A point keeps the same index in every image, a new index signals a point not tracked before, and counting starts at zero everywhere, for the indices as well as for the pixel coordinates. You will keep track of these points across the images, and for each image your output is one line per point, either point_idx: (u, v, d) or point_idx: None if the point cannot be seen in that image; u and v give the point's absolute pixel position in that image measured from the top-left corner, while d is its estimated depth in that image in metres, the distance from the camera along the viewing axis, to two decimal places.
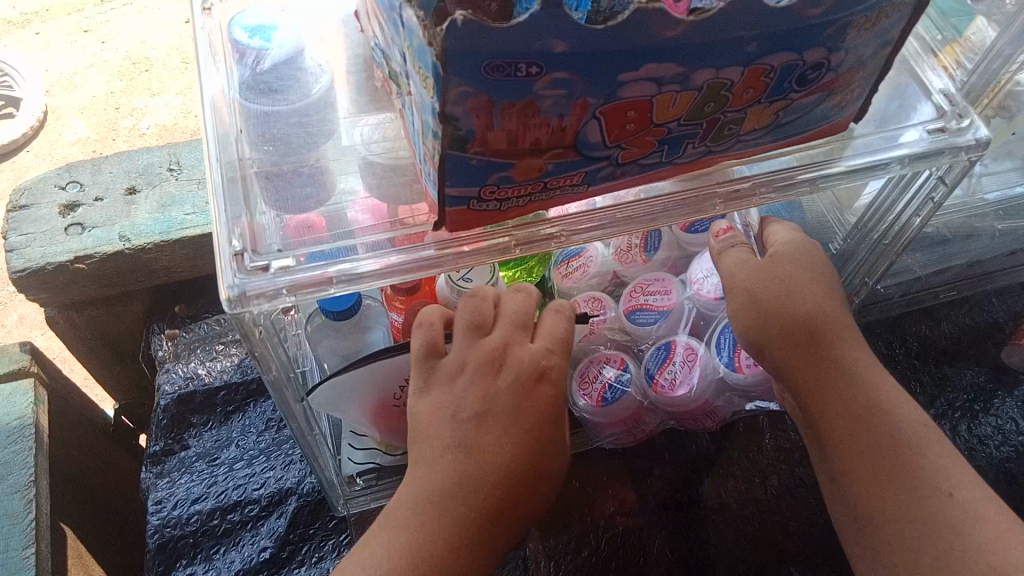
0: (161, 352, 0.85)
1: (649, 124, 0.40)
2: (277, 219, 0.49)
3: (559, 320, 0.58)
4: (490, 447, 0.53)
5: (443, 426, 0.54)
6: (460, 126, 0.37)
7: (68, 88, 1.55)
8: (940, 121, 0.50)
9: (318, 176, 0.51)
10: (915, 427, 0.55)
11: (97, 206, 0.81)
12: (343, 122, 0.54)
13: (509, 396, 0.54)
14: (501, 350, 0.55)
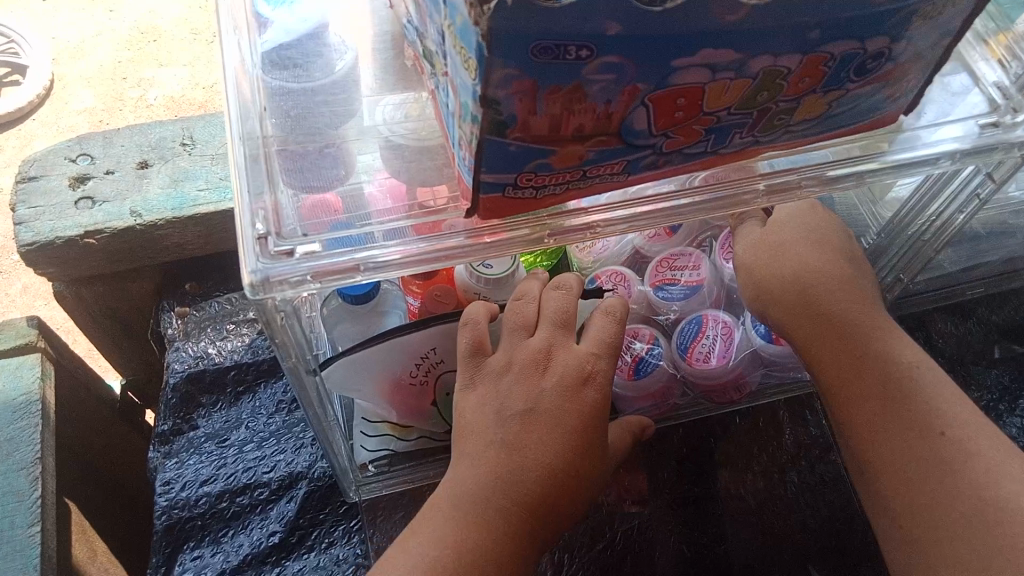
0: (170, 330, 0.83)
1: (699, 113, 0.38)
2: (294, 198, 0.46)
3: (606, 322, 0.58)
4: (533, 446, 0.54)
5: (485, 425, 0.55)
6: (501, 110, 0.35)
7: (75, 56, 1.52)
8: (993, 115, 0.48)
9: (341, 158, 0.49)
10: (908, 370, 0.56)
11: (108, 180, 0.79)
12: (366, 101, 0.52)
13: (554, 397, 0.55)
14: (545, 352, 0.56)
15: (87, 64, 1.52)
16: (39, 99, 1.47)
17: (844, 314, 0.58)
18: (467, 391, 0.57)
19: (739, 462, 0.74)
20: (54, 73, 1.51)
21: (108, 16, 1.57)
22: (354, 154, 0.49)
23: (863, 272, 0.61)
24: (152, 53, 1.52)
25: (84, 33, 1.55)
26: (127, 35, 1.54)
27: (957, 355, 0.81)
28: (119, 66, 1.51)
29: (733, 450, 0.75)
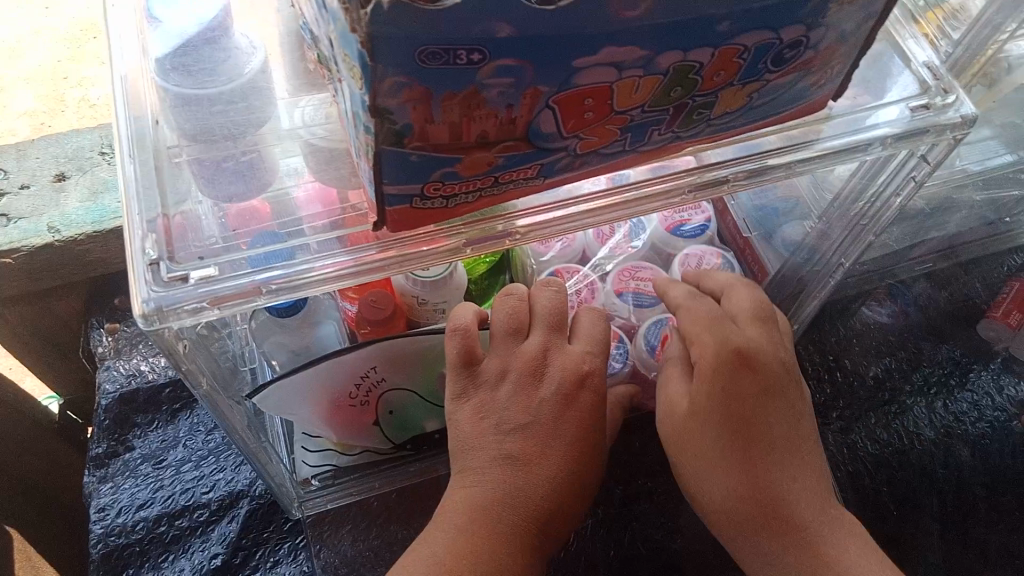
0: (100, 348, 0.80)
1: (610, 113, 0.35)
2: (214, 209, 0.45)
3: (594, 324, 0.60)
4: (536, 457, 0.56)
5: (486, 436, 0.56)
6: (396, 120, 0.32)
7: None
8: (924, 96, 0.46)
9: (252, 169, 0.45)
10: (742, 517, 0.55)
11: (23, 195, 0.75)
12: (282, 105, 0.48)
13: (554, 405, 0.57)
14: (541, 358, 0.57)
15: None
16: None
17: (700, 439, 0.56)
18: (460, 400, 0.57)
19: None
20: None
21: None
22: (275, 159, 0.46)
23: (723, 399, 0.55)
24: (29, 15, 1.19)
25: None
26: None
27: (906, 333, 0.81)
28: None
29: None
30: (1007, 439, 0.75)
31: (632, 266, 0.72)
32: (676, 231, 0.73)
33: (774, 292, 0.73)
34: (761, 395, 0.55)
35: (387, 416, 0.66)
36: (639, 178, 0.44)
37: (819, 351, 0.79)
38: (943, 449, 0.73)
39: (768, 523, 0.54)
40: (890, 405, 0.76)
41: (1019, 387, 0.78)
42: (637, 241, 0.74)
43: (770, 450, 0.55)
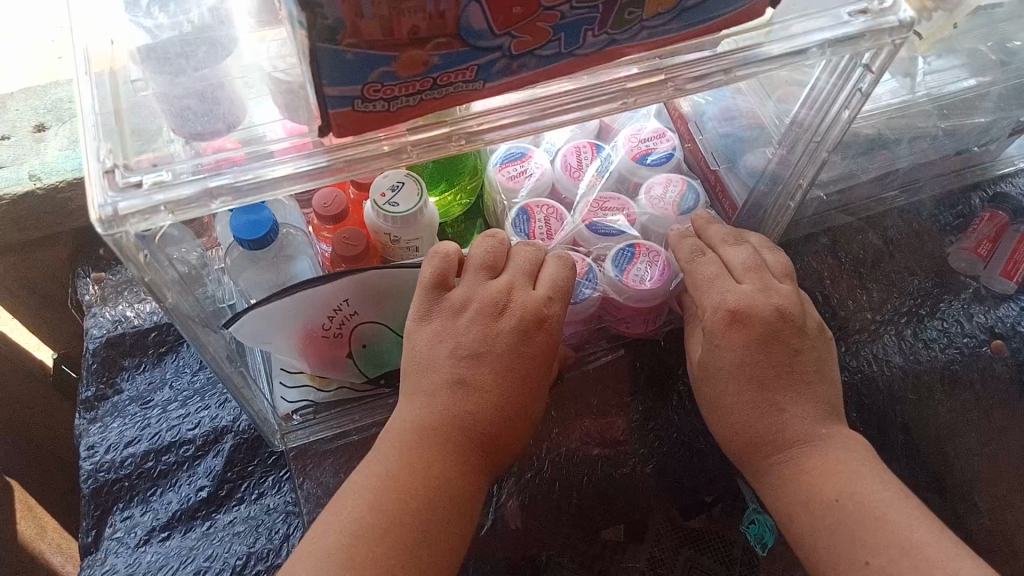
0: (86, 297, 0.82)
1: (538, 9, 0.37)
2: (188, 148, 0.45)
3: (561, 274, 0.62)
4: (486, 385, 0.57)
5: (443, 360, 0.58)
6: (327, 14, 0.34)
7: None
8: (862, 2, 0.48)
9: (222, 99, 0.46)
10: (764, 442, 0.57)
11: (3, 146, 0.77)
12: (247, 38, 0.48)
13: (509, 336, 0.58)
14: (504, 295, 0.59)
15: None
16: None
17: (720, 381, 0.59)
18: (423, 322, 0.59)
19: (664, 384, 0.75)
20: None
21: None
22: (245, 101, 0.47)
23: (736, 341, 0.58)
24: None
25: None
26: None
27: (877, 263, 0.82)
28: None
29: (658, 373, 0.75)
30: (976, 364, 0.76)
31: (599, 198, 0.75)
32: (642, 160, 0.76)
33: (743, 221, 0.76)
34: (772, 338, 0.57)
35: (360, 350, 0.68)
36: (587, 85, 0.46)
37: None
38: (912, 376, 0.75)
39: (775, 450, 0.56)
40: (859, 334, 0.77)
41: (988, 315, 0.79)
42: (606, 172, 0.77)
43: (771, 392, 0.57)
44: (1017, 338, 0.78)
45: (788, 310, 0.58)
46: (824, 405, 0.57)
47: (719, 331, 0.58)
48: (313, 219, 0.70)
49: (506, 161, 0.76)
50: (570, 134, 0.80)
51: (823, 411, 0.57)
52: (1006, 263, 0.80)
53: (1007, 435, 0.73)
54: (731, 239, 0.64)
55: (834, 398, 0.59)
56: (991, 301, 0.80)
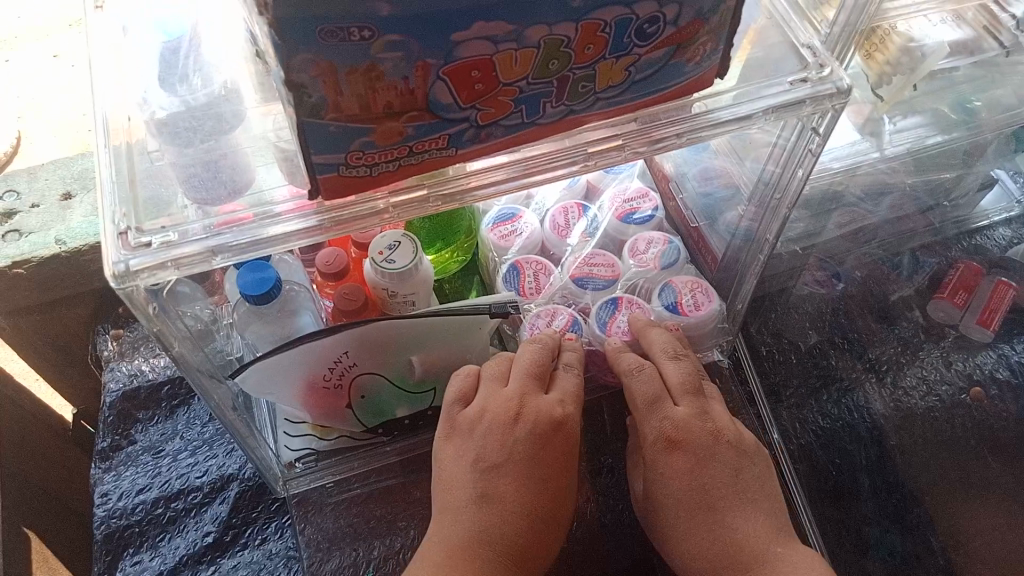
0: (106, 352, 0.87)
1: (497, 85, 0.42)
2: (198, 212, 0.50)
3: (570, 376, 0.67)
4: (509, 494, 0.61)
5: (466, 475, 0.62)
6: (311, 93, 0.39)
7: (37, 111, 1.30)
8: (803, 72, 0.53)
9: (233, 167, 0.51)
10: (724, 561, 0.59)
11: (33, 213, 0.84)
12: (253, 113, 0.53)
13: (528, 442, 0.62)
14: (518, 401, 0.63)
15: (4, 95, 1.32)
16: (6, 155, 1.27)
17: (672, 514, 0.62)
18: (446, 440, 0.64)
19: None
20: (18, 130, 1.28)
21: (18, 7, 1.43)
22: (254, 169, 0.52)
23: (679, 468, 0.62)
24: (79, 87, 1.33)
25: (14, 28, 1.40)
26: (46, 31, 1.39)
27: (858, 312, 0.85)
28: (40, 103, 1.31)
29: None
30: (956, 410, 0.78)
31: (587, 254, 0.79)
32: (628, 219, 0.81)
33: (722, 273, 0.80)
34: (705, 455, 0.62)
35: (359, 401, 0.71)
36: (564, 147, 0.51)
37: (771, 334, 0.82)
38: (893, 422, 0.77)
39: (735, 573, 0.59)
40: (841, 382, 0.79)
41: (967, 362, 0.82)
42: (594, 233, 0.82)
43: (722, 510, 0.60)
44: (995, 385, 0.81)
45: (724, 431, 0.64)
46: (775, 520, 0.61)
47: (664, 458, 0.63)
48: (317, 276, 0.75)
49: (498, 221, 0.81)
50: (560, 194, 0.85)
51: (774, 528, 0.61)
52: (981, 312, 0.84)
53: (986, 480, 0.75)
54: (673, 352, 0.67)
55: (782, 513, 0.62)
56: (970, 350, 0.83)
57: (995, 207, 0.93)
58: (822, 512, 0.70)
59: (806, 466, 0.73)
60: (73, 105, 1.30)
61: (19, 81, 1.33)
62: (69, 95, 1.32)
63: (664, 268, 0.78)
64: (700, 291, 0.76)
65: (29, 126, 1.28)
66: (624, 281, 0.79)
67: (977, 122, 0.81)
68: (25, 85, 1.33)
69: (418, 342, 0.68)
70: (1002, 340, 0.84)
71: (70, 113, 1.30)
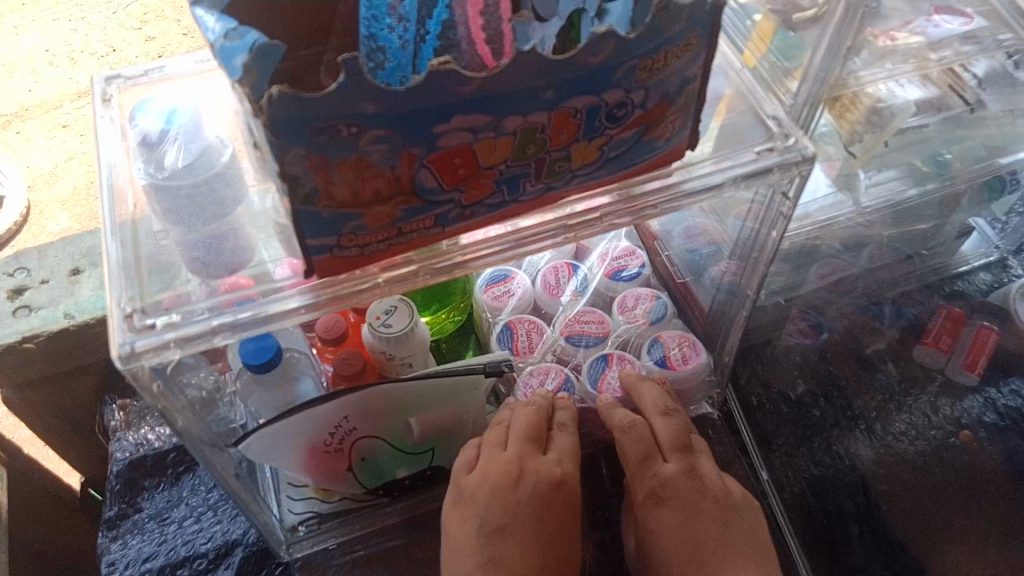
0: (113, 422, 0.89)
1: (479, 168, 0.45)
2: (201, 286, 0.53)
3: (565, 435, 0.69)
4: (515, 559, 0.62)
5: (471, 540, 0.63)
6: (304, 184, 0.42)
7: (49, 181, 1.35)
8: (769, 142, 0.56)
9: (238, 245, 0.55)
10: None
11: (43, 289, 0.86)
12: (253, 191, 0.57)
13: (529, 506, 0.64)
14: (516, 467, 0.65)
15: (16, 167, 1.37)
16: (15, 227, 1.30)
17: (666, 568, 0.63)
18: (453, 507, 0.66)
19: None
20: (29, 200, 1.33)
21: (33, 78, 1.45)
22: (257, 249, 0.55)
23: (667, 522, 0.64)
24: (88, 157, 1.37)
25: (25, 101, 1.44)
26: (56, 104, 1.43)
27: (845, 361, 0.87)
28: (51, 172, 1.36)
29: None
30: (946, 454, 0.80)
31: (577, 311, 0.82)
32: (617, 276, 0.84)
33: (710, 327, 0.82)
34: (691, 509, 0.64)
35: (359, 463, 0.72)
36: (549, 218, 0.54)
37: (761, 385, 0.84)
38: (883, 468, 0.78)
39: None
40: (832, 430, 0.81)
41: (954, 407, 0.84)
42: (585, 291, 0.84)
43: (713, 563, 0.62)
44: (983, 428, 0.82)
45: (713, 487, 0.65)
46: (763, 572, 0.62)
47: (652, 512, 0.65)
48: (316, 342, 0.77)
49: (491, 282, 0.83)
50: (551, 254, 0.88)
51: None
52: (965, 357, 0.85)
53: (977, 523, 0.76)
54: (663, 407, 0.69)
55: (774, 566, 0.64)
56: (957, 394, 0.85)
57: (975, 252, 0.97)
58: (814, 560, 0.71)
59: (798, 515, 0.74)
60: (83, 174, 1.36)
61: (32, 152, 1.38)
62: (79, 166, 1.37)
63: (653, 323, 0.81)
64: (688, 345, 0.78)
65: (41, 196, 1.34)
66: (615, 337, 0.81)
67: (949, 173, 0.84)
68: (37, 156, 1.38)
69: (416, 405, 0.70)
70: (988, 384, 0.86)
71: (79, 181, 1.35)
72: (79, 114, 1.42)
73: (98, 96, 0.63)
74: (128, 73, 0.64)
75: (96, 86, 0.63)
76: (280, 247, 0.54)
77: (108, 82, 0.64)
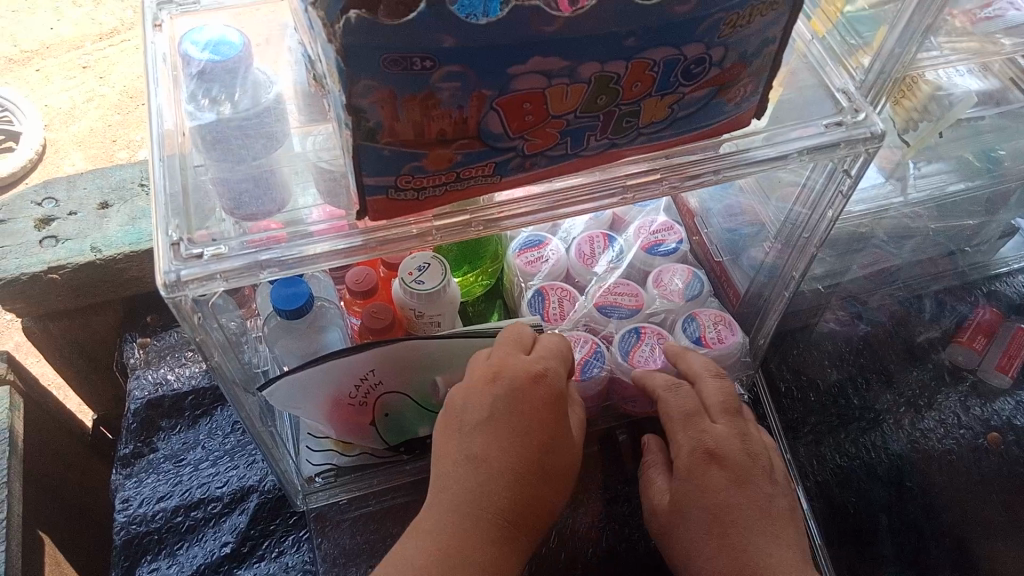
0: (131, 360, 0.88)
1: (547, 116, 0.43)
2: (236, 227, 0.52)
3: (551, 338, 0.63)
4: (492, 454, 0.57)
5: (452, 440, 0.58)
6: (369, 118, 0.40)
7: (67, 121, 1.33)
8: (838, 116, 0.54)
9: (278, 183, 0.53)
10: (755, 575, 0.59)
11: (70, 220, 0.85)
12: (296, 132, 0.56)
13: (504, 400, 0.58)
14: (493, 367, 0.60)
15: (34, 105, 1.35)
16: (31, 164, 1.27)
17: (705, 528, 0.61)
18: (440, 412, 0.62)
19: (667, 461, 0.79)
20: (46, 138, 1.31)
21: (55, 17, 1.47)
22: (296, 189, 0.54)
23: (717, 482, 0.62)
24: (107, 100, 1.36)
25: (46, 40, 1.44)
26: (78, 43, 1.44)
27: (877, 353, 0.86)
28: (69, 112, 1.34)
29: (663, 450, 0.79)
30: (973, 454, 0.79)
31: (611, 283, 0.80)
32: (653, 250, 0.83)
33: (744, 308, 0.81)
34: (741, 474, 0.62)
35: (382, 419, 0.71)
36: (600, 178, 0.53)
37: (791, 371, 0.83)
38: (909, 464, 0.77)
39: None
40: (859, 422, 0.80)
41: (985, 407, 0.83)
42: (619, 263, 0.83)
43: (757, 528, 0.60)
44: (1012, 431, 0.81)
45: (760, 455, 0.65)
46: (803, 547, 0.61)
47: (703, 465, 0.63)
48: (346, 294, 0.76)
49: (525, 247, 0.82)
50: (586, 224, 0.87)
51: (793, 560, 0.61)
52: (1001, 357, 0.85)
53: (999, 520, 0.75)
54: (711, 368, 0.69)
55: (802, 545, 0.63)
56: (989, 395, 0.84)
57: (1015, 254, 0.95)
58: (835, 550, 0.70)
59: (821, 503, 0.73)
60: (100, 117, 1.34)
61: (52, 92, 1.37)
62: (98, 108, 1.35)
63: (687, 301, 0.80)
64: (723, 324, 0.77)
65: (57, 136, 1.32)
66: (647, 310, 0.80)
67: (1000, 171, 0.83)
68: (56, 96, 1.36)
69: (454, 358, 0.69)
70: (1020, 387, 0.85)
71: (97, 123, 1.33)
72: (99, 57, 1.42)
73: (149, 21, 0.61)
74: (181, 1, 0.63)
75: (147, 11, 0.62)
76: (319, 192, 0.53)
77: (160, 6, 0.62)
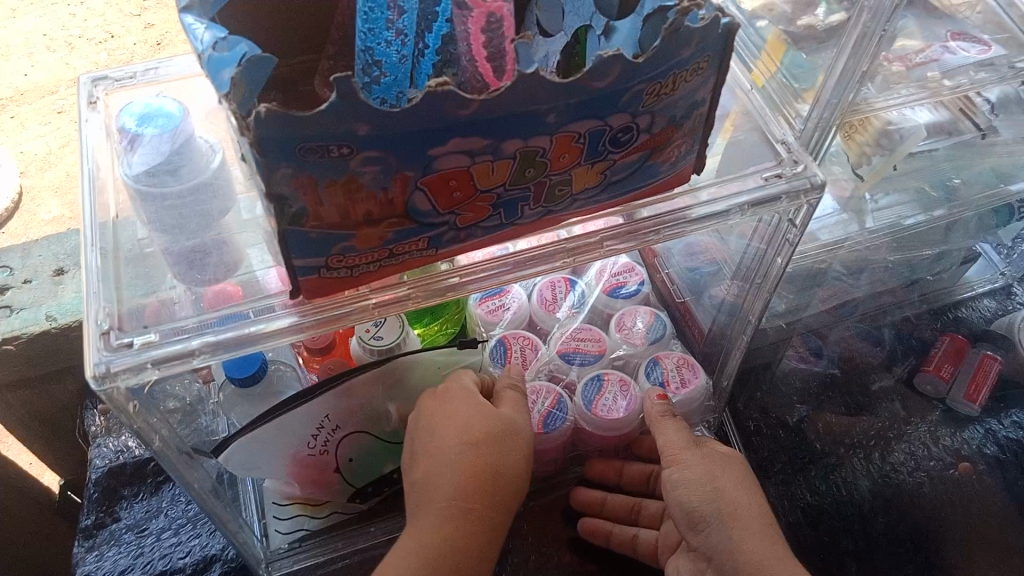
0: (93, 427, 0.87)
1: (475, 192, 0.43)
2: (189, 292, 0.53)
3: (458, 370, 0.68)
4: (431, 458, 0.60)
5: (408, 468, 0.62)
6: (292, 204, 0.39)
7: (42, 168, 1.31)
8: (777, 167, 0.54)
9: (225, 250, 0.53)
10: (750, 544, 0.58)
11: (25, 289, 0.84)
12: (242, 196, 0.56)
13: (427, 415, 0.63)
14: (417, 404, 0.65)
15: (8, 153, 1.32)
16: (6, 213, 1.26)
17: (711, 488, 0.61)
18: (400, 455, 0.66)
19: None
20: (21, 185, 1.29)
21: (27, 61, 1.39)
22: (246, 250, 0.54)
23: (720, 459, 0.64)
24: None
25: (19, 86, 1.39)
26: (53, 88, 1.38)
27: (843, 388, 0.86)
28: (45, 159, 1.32)
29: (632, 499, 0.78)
30: (945, 486, 0.78)
31: (573, 328, 0.80)
32: (615, 293, 0.82)
33: (708, 348, 0.80)
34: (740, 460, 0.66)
35: (347, 464, 0.70)
36: (541, 243, 0.52)
37: (758, 409, 0.83)
38: (882, 500, 0.76)
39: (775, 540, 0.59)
40: (826, 459, 0.79)
41: (955, 437, 0.82)
42: (581, 307, 0.82)
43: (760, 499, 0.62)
44: (983, 460, 0.81)
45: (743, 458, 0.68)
46: None
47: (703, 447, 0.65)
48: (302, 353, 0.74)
49: (486, 296, 0.81)
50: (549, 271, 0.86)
51: None
52: (968, 386, 0.84)
53: (976, 534, 0.75)
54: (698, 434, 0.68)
55: None
56: (958, 424, 0.83)
57: (980, 278, 0.96)
58: None
59: (794, 544, 0.73)
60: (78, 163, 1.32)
61: (26, 138, 1.34)
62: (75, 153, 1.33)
63: (650, 345, 0.79)
64: (687, 367, 0.76)
65: (33, 182, 1.30)
66: (612, 354, 0.79)
67: (958, 198, 0.83)
68: (31, 142, 1.33)
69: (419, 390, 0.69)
70: (989, 414, 0.84)
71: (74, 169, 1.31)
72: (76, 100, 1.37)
73: (84, 98, 0.60)
74: (116, 75, 0.62)
75: (81, 88, 0.61)
76: (270, 255, 0.53)
77: (95, 82, 0.62)
